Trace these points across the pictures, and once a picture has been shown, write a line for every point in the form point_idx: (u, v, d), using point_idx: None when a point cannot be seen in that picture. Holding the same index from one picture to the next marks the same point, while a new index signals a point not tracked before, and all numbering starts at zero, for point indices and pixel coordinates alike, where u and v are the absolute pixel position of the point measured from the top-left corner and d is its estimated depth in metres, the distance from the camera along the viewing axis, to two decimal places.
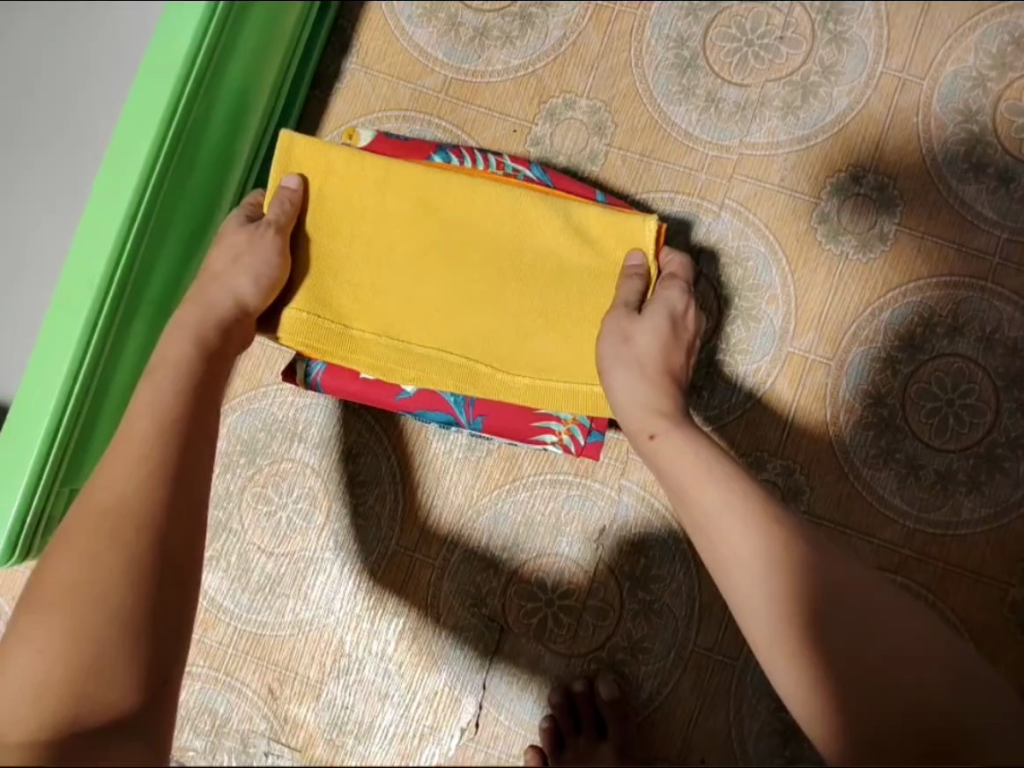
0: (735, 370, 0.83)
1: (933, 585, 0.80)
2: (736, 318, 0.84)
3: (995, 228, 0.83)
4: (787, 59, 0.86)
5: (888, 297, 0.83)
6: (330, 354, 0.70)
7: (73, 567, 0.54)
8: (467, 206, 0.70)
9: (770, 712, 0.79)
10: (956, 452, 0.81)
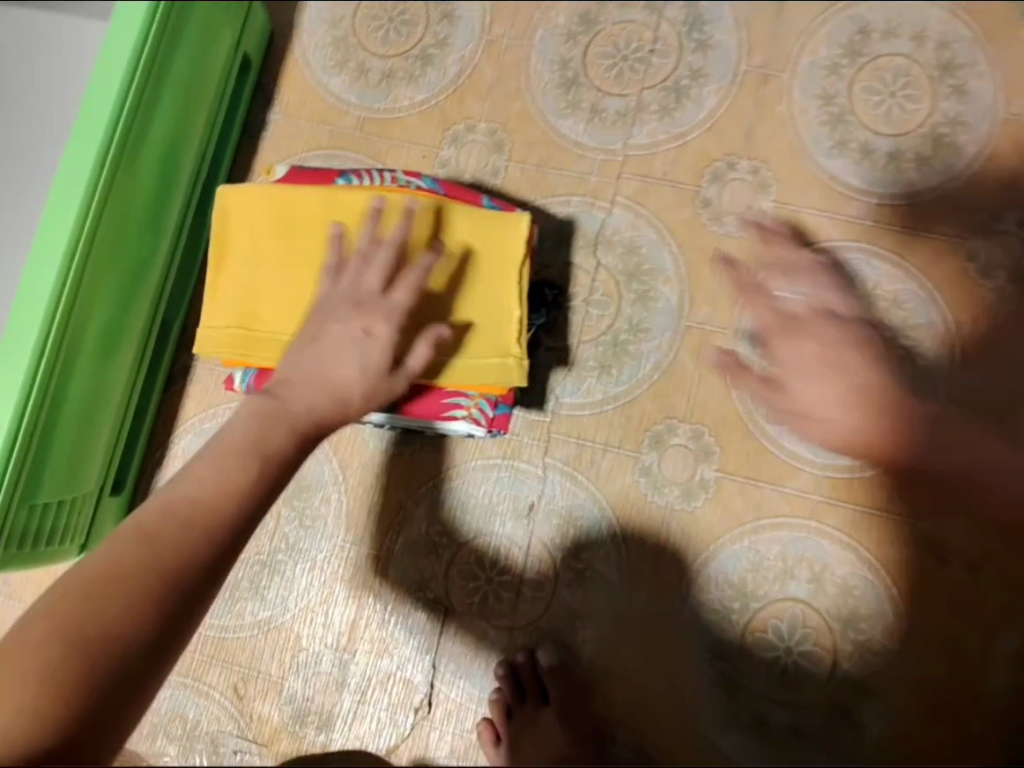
0: (639, 348, 0.90)
1: (848, 527, 0.83)
2: (633, 301, 0.91)
3: (864, 196, 0.90)
4: (659, 68, 0.96)
5: (774, 266, 0.90)
6: (235, 355, 0.77)
7: (175, 538, 0.58)
8: (392, 215, 0.77)
9: (707, 665, 0.82)
10: None
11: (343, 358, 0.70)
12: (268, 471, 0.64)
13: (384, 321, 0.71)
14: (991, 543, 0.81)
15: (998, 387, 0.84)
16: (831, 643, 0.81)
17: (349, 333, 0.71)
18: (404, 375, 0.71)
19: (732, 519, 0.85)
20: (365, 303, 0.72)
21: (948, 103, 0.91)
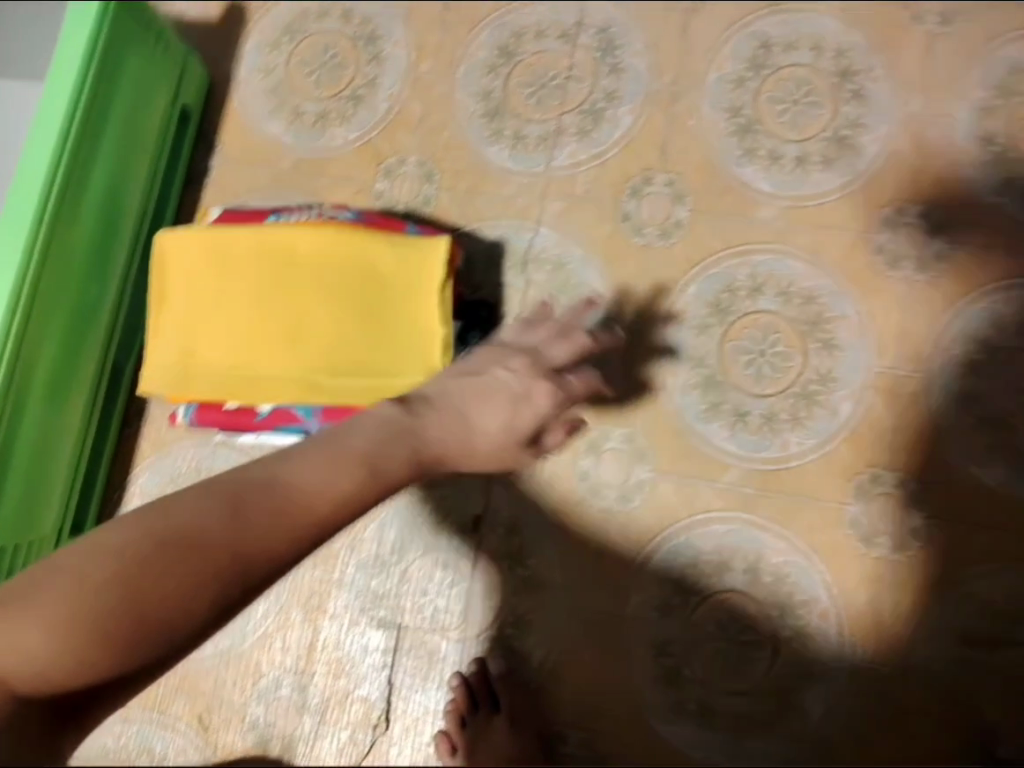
0: None
1: (777, 516, 0.86)
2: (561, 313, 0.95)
3: (774, 199, 0.95)
4: (576, 93, 1.01)
5: (693, 271, 0.94)
6: (178, 391, 0.81)
7: (261, 525, 0.48)
8: (319, 248, 0.81)
9: (650, 661, 0.84)
10: (775, 395, 0.89)
11: (494, 406, 0.66)
12: (368, 490, 0.55)
13: (554, 400, 0.68)
14: (916, 521, 0.84)
15: (905, 368, 0.87)
16: (768, 630, 0.83)
17: (514, 388, 0.67)
18: (537, 450, 0.70)
19: (667, 517, 0.88)
20: (537, 374, 0.69)
21: (849, 107, 0.96)
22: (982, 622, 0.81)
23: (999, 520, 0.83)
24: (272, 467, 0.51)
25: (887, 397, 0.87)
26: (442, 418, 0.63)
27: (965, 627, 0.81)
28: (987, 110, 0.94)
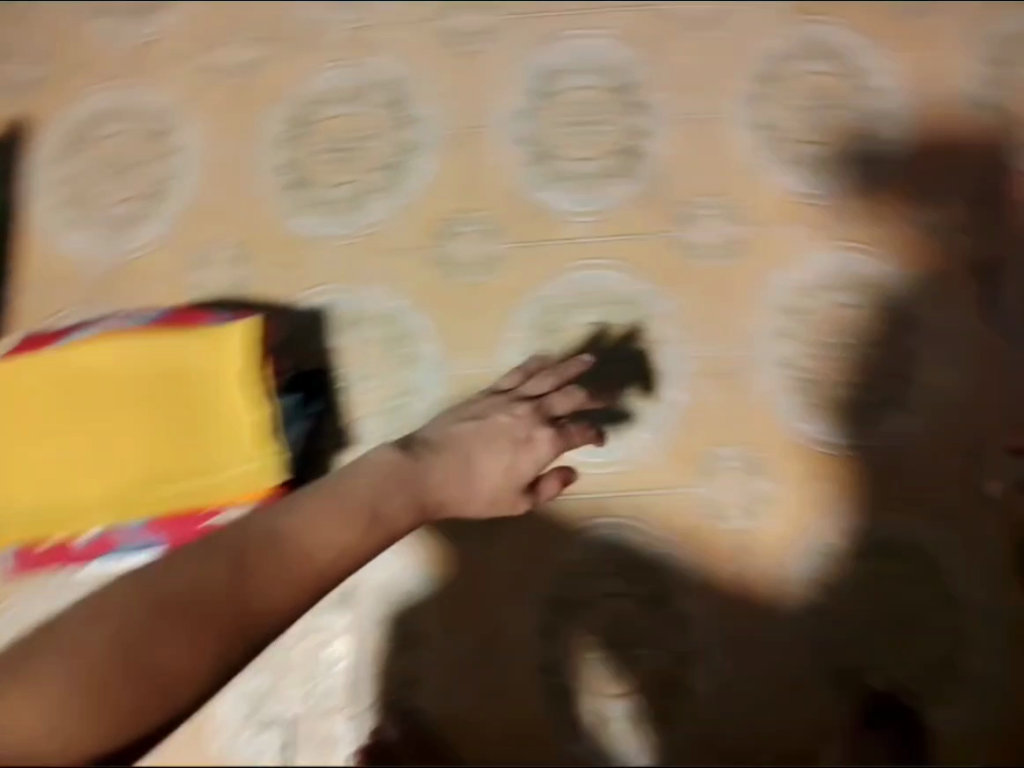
0: (410, 409, 0.95)
1: (632, 513, 0.94)
2: (399, 365, 0.96)
3: (578, 217, 0.99)
4: (373, 148, 1.01)
5: (517, 300, 0.98)
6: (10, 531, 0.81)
7: (266, 584, 0.52)
8: (128, 360, 0.83)
9: (535, 684, 0.92)
10: (611, 400, 0.96)
11: (496, 450, 0.71)
12: (371, 538, 0.58)
13: (552, 447, 0.73)
14: (758, 484, 0.94)
15: (721, 348, 0.96)
16: (623, 640, 0.92)
17: (518, 433, 0.73)
18: (530, 496, 0.72)
19: (540, 535, 0.94)
20: (536, 421, 0.75)
21: (631, 118, 1.02)
22: (823, 559, 0.93)
23: (825, 467, 0.94)
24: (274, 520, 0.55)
25: (715, 380, 0.96)
26: (442, 460, 0.69)
27: (808, 572, 0.93)
28: (756, 99, 1.02)
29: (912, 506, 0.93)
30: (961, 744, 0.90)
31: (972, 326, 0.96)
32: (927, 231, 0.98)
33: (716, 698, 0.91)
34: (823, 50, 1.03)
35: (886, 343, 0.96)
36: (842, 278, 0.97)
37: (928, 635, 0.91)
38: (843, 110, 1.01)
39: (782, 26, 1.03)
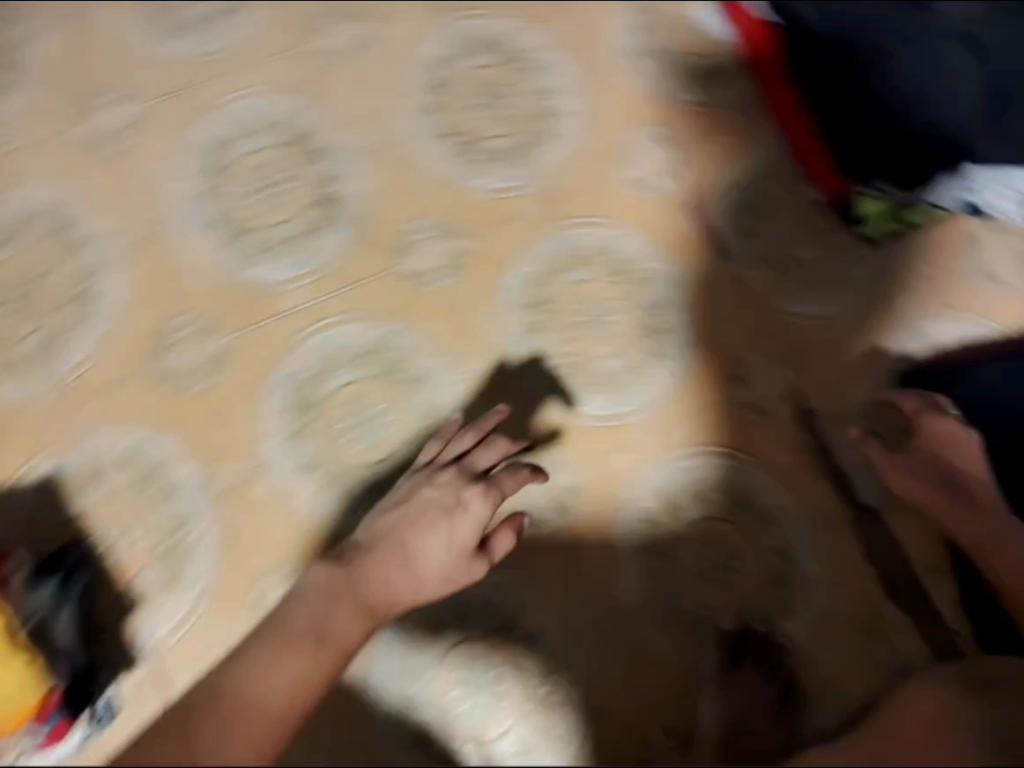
0: (188, 541, 0.92)
1: None
2: (161, 501, 0.92)
3: (294, 285, 0.95)
4: (49, 287, 0.93)
5: (263, 388, 0.94)
6: None
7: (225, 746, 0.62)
8: None
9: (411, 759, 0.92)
10: (389, 453, 0.95)
11: (432, 529, 0.82)
12: (322, 659, 0.70)
13: (485, 506, 0.84)
14: (559, 479, 0.96)
15: (477, 363, 0.97)
16: (479, 687, 0.92)
17: (447, 505, 0.83)
18: (485, 558, 0.83)
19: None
20: (463, 483, 0.85)
21: (316, 165, 0.96)
22: (640, 527, 0.95)
23: (616, 439, 0.96)
24: (219, 685, 0.66)
25: (482, 397, 0.96)
26: (378, 562, 0.79)
27: (630, 546, 0.95)
28: (434, 110, 0.97)
29: (705, 447, 0.96)
30: (822, 651, 0.92)
31: (702, 266, 0.98)
32: (634, 188, 0.98)
33: (582, 697, 0.93)
34: (484, 42, 0.98)
35: (629, 305, 0.98)
36: (570, 256, 0.98)
37: (755, 560, 0.94)
38: (521, 96, 0.98)
39: (435, 30, 0.98)
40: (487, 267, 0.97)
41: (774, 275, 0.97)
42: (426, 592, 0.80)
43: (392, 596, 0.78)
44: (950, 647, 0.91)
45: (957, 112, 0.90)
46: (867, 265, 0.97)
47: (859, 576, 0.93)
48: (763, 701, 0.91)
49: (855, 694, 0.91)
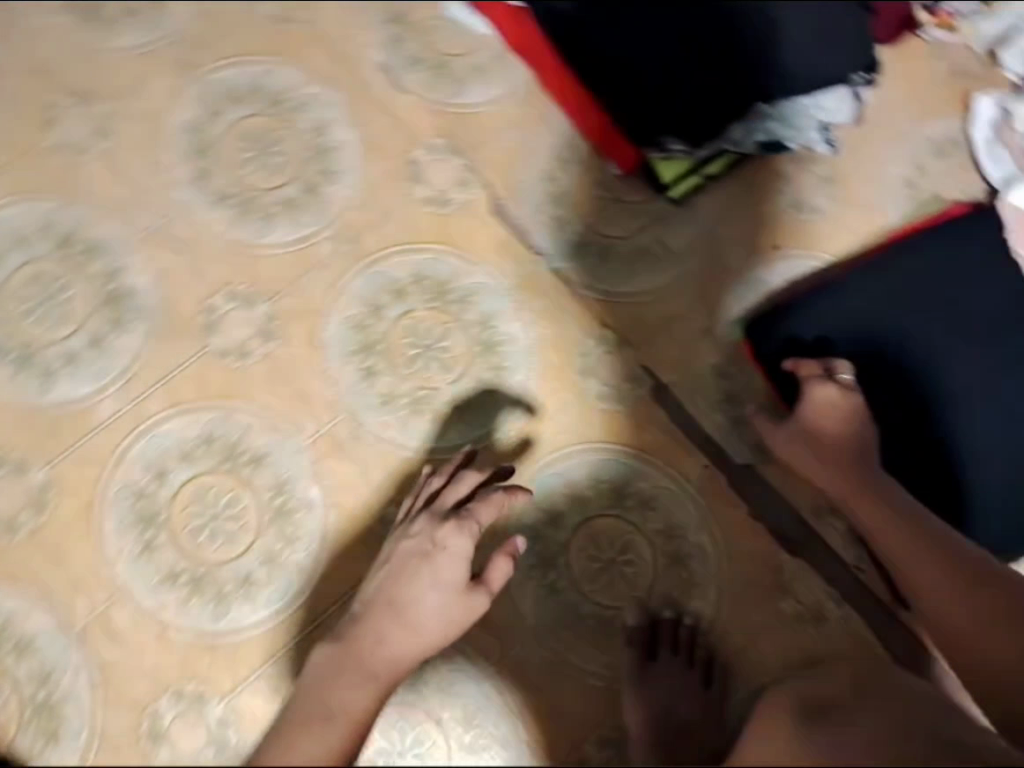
0: (57, 694, 0.85)
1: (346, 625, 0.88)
2: (16, 661, 0.85)
3: (104, 396, 0.91)
4: None
5: (98, 511, 0.89)
6: None
7: None
8: None
9: None
10: (253, 541, 0.90)
11: (415, 581, 0.79)
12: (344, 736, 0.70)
13: (466, 539, 0.81)
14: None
15: (322, 423, 0.91)
16: (400, 756, 0.85)
17: (426, 550, 0.81)
18: (483, 590, 0.80)
19: (268, 712, 0.86)
20: (435, 527, 0.82)
21: (92, 266, 0.92)
22: (526, 546, 0.89)
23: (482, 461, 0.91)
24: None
25: (331, 457, 0.91)
26: (379, 620, 0.77)
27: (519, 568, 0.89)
28: (203, 179, 0.93)
29: (572, 448, 0.92)
30: (735, 620, 0.88)
31: (523, 265, 0.94)
32: (434, 206, 0.95)
33: (513, 737, 0.85)
34: (236, 92, 0.95)
35: (460, 324, 0.94)
36: (386, 291, 0.93)
37: (647, 545, 0.90)
38: (290, 139, 0.95)
39: (183, 92, 0.94)
40: (302, 323, 0.92)
41: (596, 257, 0.95)
42: (431, 641, 0.78)
43: (399, 651, 0.76)
44: (856, 585, 0.89)
45: (712, 59, 0.91)
46: (681, 227, 0.96)
47: (753, 535, 0.90)
48: (688, 688, 0.86)
49: (778, 656, 0.87)
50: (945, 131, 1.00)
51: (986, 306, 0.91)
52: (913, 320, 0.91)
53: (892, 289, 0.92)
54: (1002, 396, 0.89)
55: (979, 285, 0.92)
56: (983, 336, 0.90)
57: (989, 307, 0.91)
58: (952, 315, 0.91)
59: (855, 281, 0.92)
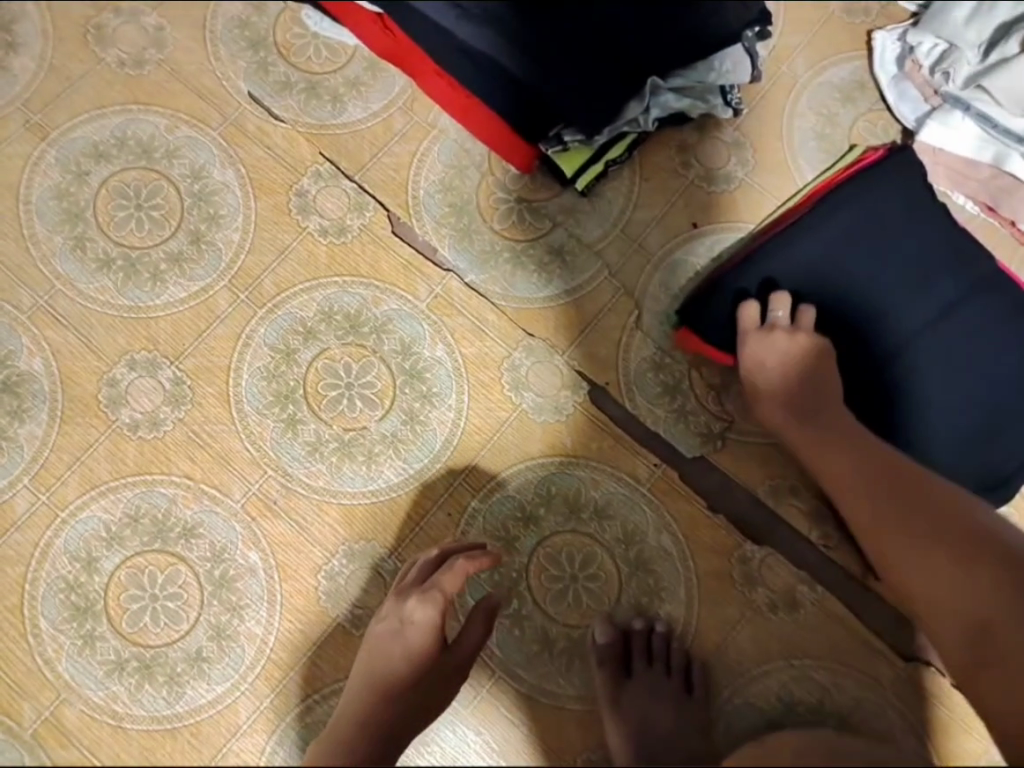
0: None
1: (306, 688, 0.84)
2: None
3: (15, 488, 0.85)
4: None
5: (30, 610, 0.84)
6: None
7: None
8: None
9: None
10: (198, 615, 0.84)
11: (390, 661, 0.79)
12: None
13: (433, 615, 0.78)
14: (384, 568, 0.86)
15: (251, 480, 0.86)
16: None
17: (395, 628, 0.79)
18: (460, 655, 0.80)
19: None
20: (401, 603, 0.80)
21: None
22: (483, 578, 0.86)
23: (426, 493, 0.87)
24: None
25: (265, 519, 0.86)
26: (359, 695, 0.79)
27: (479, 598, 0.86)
28: (80, 248, 0.89)
29: (517, 468, 0.88)
30: (707, 620, 0.85)
31: (434, 285, 0.91)
32: (331, 238, 0.91)
33: None
34: (99, 150, 0.90)
35: (380, 356, 0.89)
36: (295, 333, 0.89)
37: (607, 556, 0.86)
38: (165, 189, 0.90)
39: (42, 158, 0.90)
40: (211, 382, 0.87)
41: (511, 263, 0.91)
42: (415, 707, 0.79)
43: (381, 721, 0.78)
44: (824, 561, 0.87)
45: (594, 34, 0.85)
46: (592, 220, 0.92)
47: (713, 528, 0.87)
48: (667, 697, 0.83)
49: (754, 649, 0.85)
50: (849, 73, 0.96)
51: (917, 252, 0.87)
52: (843, 279, 0.87)
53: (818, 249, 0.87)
54: (943, 345, 0.85)
55: (905, 230, 0.87)
56: (916, 284, 0.86)
57: (919, 252, 0.87)
58: (881, 266, 0.87)
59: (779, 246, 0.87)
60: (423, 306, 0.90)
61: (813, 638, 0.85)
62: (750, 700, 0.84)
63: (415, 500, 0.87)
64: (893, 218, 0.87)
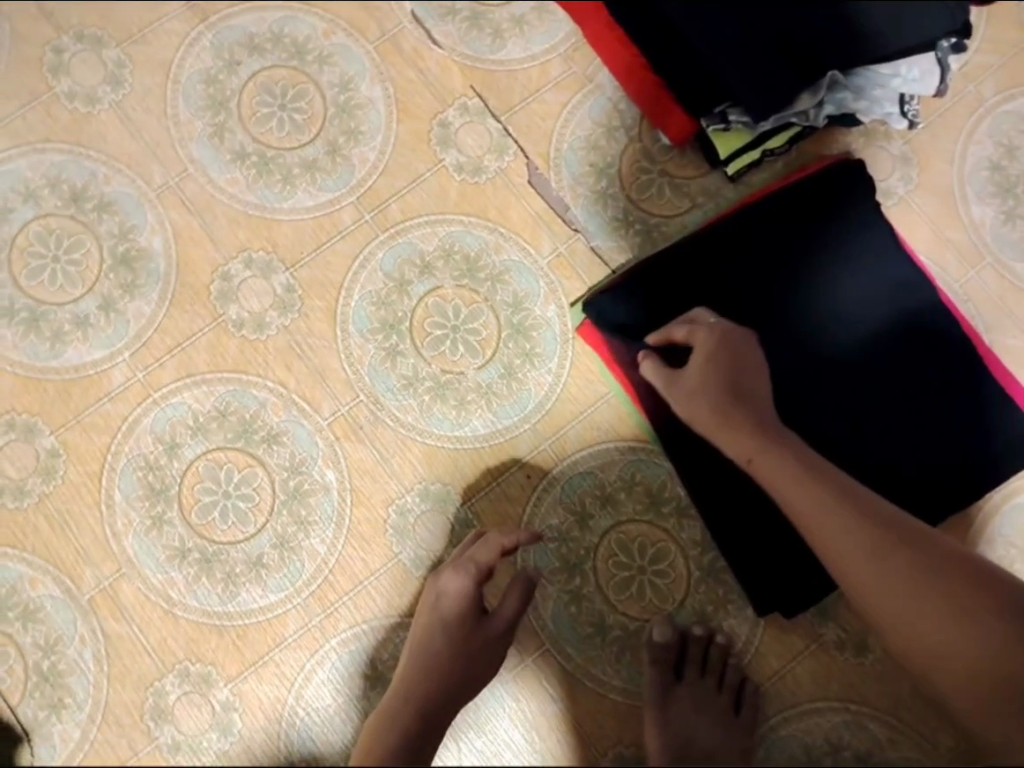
0: (68, 663, 0.83)
1: (357, 617, 0.84)
2: (26, 627, 0.83)
3: (115, 361, 0.86)
4: None
5: (106, 481, 0.85)
6: None
7: None
8: None
9: None
10: (266, 522, 0.85)
11: (434, 630, 0.78)
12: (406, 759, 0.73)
13: (466, 583, 0.78)
14: (456, 516, 0.85)
15: (342, 400, 0.86)
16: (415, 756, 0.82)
17: (432, 601, 0.79)
18: (501, 624, 0.79)
19: (275, 700, 0.83)
20: (436, 577, 0.80)
21: (105, 223, 0.87)
22: (550, 549, 0.84)
23: (511, 450, 0.86)
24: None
25: (347, 441, 0.85)
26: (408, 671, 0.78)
27: (538, 565, 0.84)
28: (218, 137, 0.88)
29: (608, 445, 0.86)
30: (770, 643, 0.83)
31: (559, 243, 0.88)
32: (466, 175, 0.88)
33: (529, 744, 0.82)
34: (254, 42, 0.89)
35: (490, 305, 0.87)
36: (412, 265, 0.87)
37: (680, 555, 0.84)
38: (310, 95, 0.89)
39: (198, 41, 0.89)
40: (322, 296, 0.87)
41: (642, 237, 0.88)
42: (467, 673, 0.77)
43: (433, 695, 0.76)
44: None
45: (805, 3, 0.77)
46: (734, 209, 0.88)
47: None
48: (717, 711, 0.81)
49: (813, 683, 0.82)
50: None
51: (869, 285, 0.82)
52: (794, 317, 0.82)
53: (723, 295, 0.83)
54: (886, 385, 0.80)
55: (842, 269, 0.83)
56: (847, 334, 0.82)
57: (832, 300, 0.82)
58: (800, 313, 0.82)
59: (708, 274, 0.83)
60: (545, 263, 0.88)
61: (879, 688, 0.82)
62: (800, 734, 0.82)
63: (498, 454, 0.85)
64: (833, 251, 0.83)
